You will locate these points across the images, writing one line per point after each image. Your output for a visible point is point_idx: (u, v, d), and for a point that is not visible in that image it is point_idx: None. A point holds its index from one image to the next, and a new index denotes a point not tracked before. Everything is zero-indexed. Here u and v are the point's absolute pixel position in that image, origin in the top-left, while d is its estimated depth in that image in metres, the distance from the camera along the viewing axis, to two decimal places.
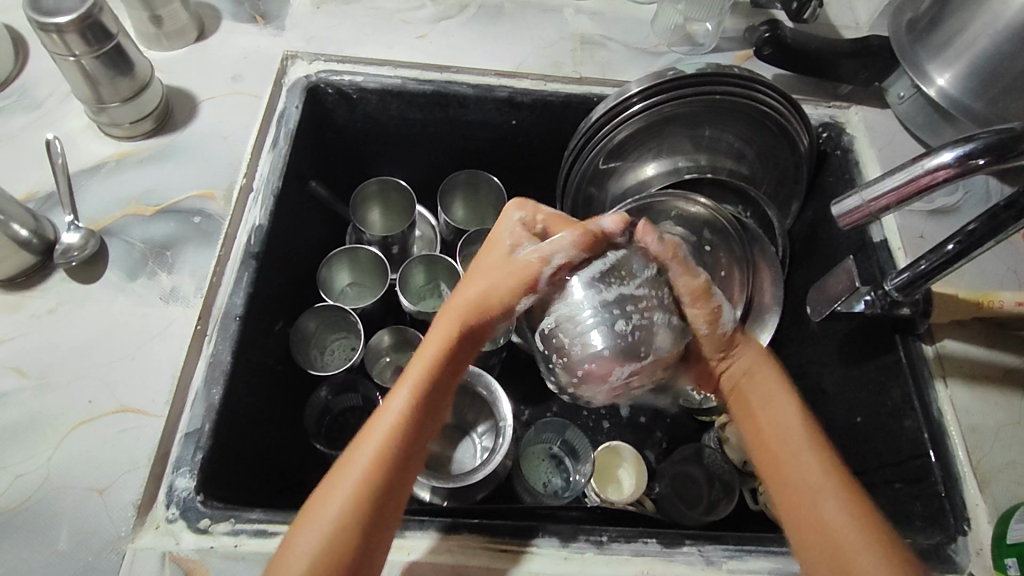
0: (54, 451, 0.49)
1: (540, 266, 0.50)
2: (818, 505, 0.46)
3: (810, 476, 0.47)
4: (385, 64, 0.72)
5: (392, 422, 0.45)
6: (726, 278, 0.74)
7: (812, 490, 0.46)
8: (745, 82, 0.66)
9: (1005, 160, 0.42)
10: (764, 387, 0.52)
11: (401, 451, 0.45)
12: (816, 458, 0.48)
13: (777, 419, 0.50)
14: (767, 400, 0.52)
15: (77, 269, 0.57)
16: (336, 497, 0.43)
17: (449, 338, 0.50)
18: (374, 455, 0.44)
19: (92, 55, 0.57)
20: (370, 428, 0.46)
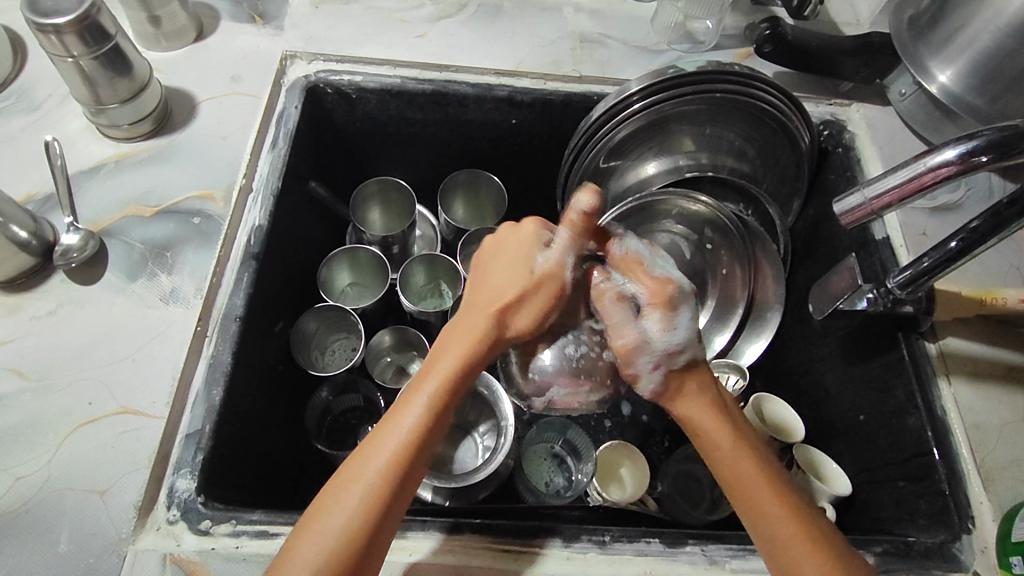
0: (53, 453, 0.49)
1: (559, 270, 0.47)
2: (791, 561, 0.42)
3: (779, 529, 0.42)
4: (384, 64, 0.72)
5: (403, 436, 0.41)
6: (726, 277, 0.77)
7: (780, 547, 0.42)
8: (746, 79, 0.66)
9: (1008, 156, 0.42)
10: (715, 434, 0.45)
11: (408, 470, 0.41)
12: (781, 508, 0.43)
13: (737, 467, 0.44)
14: (715, 443, 0.45)
15: (76, 271, 0.57)
16: (339, 506, 0.40)
17: (468, 344, 0.45)
18: (379, 473, 0.40)
19: (91, 56, 0.57)
20: (376, 440, 0.42)
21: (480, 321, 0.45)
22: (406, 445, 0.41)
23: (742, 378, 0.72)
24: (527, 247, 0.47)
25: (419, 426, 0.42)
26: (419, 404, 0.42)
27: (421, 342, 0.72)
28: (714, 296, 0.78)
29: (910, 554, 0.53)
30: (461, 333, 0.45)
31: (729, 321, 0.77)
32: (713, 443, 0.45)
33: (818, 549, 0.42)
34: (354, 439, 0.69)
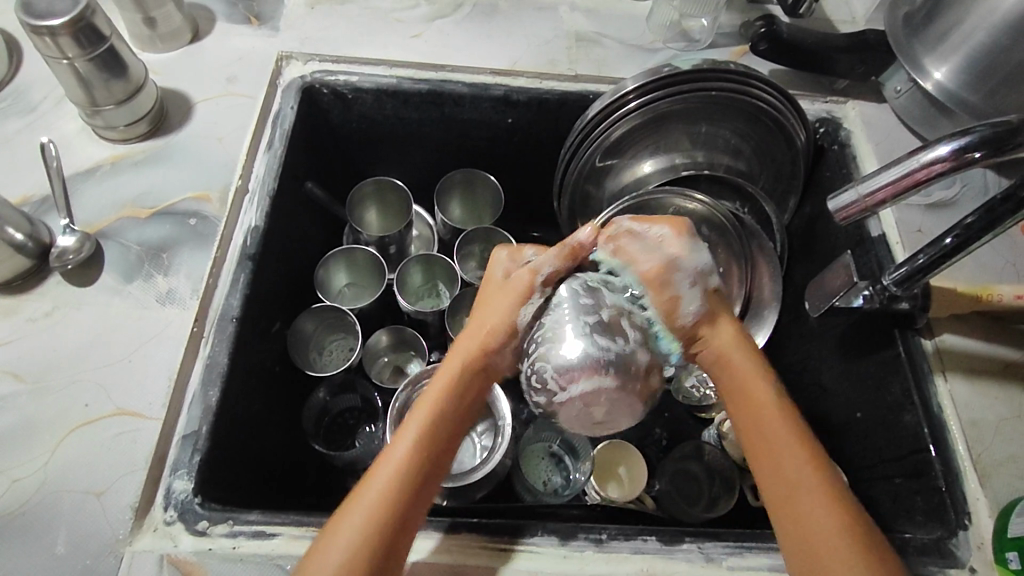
0: (50, 455, 0.49)
1: (531, 280, 0.50)
2: (798, 504, 0.43)
3: (788, 470, 0.44)
4: (379, 64, 0.72)
5: (400, 461, 0.44)
6: (724, 275, 0.74)
7: (790, 492, 0.43)
8: (740, 79, 0.66)
9: (1001, 152, 0.42)
10: (743, 366, 0.49)
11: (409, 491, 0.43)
12: (799, 453, 0.44)
13: (767, 409, 0.46)
14: (741, 378, 0.48)
15: (73, 272, 0.57)
16: (349, 528, 0.41)
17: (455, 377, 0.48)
18: (386, 494, 0.42)
19: (86, 58, 0.57)
20: (378, 464, 0.44)
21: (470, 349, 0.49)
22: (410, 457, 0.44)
23: None
24: (498, 277, 0.52)
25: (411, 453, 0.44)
26: (409, 434, 0.45)
27: (418, 342, 0.72)
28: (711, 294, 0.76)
29: (907, 551, 0.53)
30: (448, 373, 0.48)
31: (727, 318, 0.75)
32: (737, 378, 0.48)
33: (825, 492, 0.43)
34: (352, 439, 0.69)
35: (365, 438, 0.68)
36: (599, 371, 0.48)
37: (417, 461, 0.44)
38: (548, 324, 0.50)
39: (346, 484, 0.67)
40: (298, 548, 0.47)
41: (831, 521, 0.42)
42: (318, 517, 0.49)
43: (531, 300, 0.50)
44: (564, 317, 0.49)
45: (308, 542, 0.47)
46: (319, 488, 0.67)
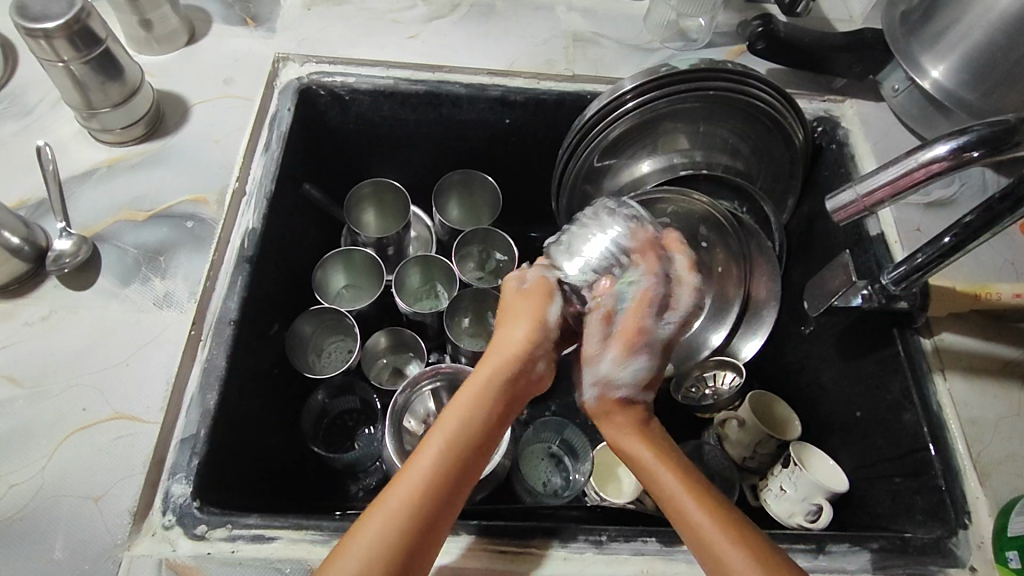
0: (48, 460, 0.49)
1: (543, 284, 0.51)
2: (720, 553, 0.43)
3: (693, 517, 0.45)
4: (376, 65, 0.72)
5: (431, 465, 0.43)
6: (722, 275, 0.77)
7: (707, 537, 0.44)
8: (738, 77, 0.66)
9: (1000, 152, 0.42)
10: (628, 438, 0.51)
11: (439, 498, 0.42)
12: (695, 500, 0.46)
13: (642, 456, 0.49)
14: (627, 444, 0.51)
15: (69, 276, 0.57)
16: (368, 533, 0.40)
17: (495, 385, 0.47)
18: (411, 499, 0.41)
19: (81, 60, 0.57)
20: (407, 469, 0.43)
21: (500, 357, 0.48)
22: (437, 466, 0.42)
23: (739, 375, 0.74)
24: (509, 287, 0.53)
25: (443, 458, 0.43)
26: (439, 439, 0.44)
27: (416, 343, 0.73)
28: (710, 295, 0.77)
29: (907, 551, 0.52)
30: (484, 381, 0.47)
31: (724, 319, 0.76)
32: (626, 446, 0.50)
33: (732, 532, 0.44)
34: (352, 441, 0.69)
35: (365, 441, 0.68)
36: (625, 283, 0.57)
37: (444, 469, 0.43)
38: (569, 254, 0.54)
39: (345, 486, 0.67)
40: (297, 552, 0.47)
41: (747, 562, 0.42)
42: (317, 520, 0.49)
43: (552, 299, 0.51)
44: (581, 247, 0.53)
45: (307, 545, 0.47)
46: (318, 491, 0.67)
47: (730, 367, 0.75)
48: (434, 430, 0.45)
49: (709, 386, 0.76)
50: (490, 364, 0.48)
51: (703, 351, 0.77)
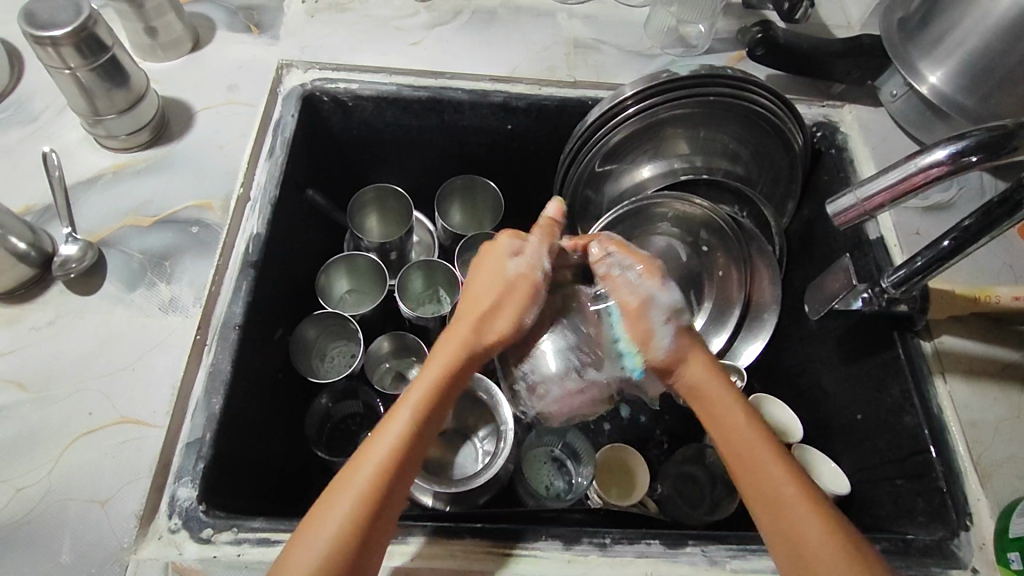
0: (54, 464, 0.49)
1: (530, 274, 0.53)
2: (787, 514, 0.44)
3: (771, 477, 0.46)
4: (379, 72, 0.73)
5: (410, 426, 0.46)
6: (723, 278, 0.78)
7: (778, 497, 0.45)
8: (738, 84, 0.66)
9: (997, 156, 0.42)
10: (716, 394, 0.51)
11: (413, 454, 0.45)
12: (775, 461, 0.47)
13: (729, 421, 0.50)
14: (718, 403, 0.51)
15: (75, 281, 0.57)
16: (338, 509, 0.42)
17: (465, 347, 0.51)
18: (390, 459, 0.44)
19: (87, 68, 0.57)
20: (379, 436, 0.45)
21: (464, 334, 0.51)
22: (403, 438, 0.45)
23: (741, 378, 0.73)
24: (496, 266, 0.54)
25: (412, 425, 0.46)
26: (407, 413, 0.46)
27: (419, 347, 0.73)
28: (711, 298, 0.79)
29: (909, 552, 0.53)
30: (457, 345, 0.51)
31: (725, 322, 0.78)
32: (713, 404, 0.51)
33: (808, 497, 0.45)
34: (354, 446, 0.69)
35: None
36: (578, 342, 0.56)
37: (411, 442, 0.45)
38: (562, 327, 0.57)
39: None
40: None
41: (819, 526, 0.43)
42: None
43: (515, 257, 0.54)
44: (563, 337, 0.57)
45: None
46: (320, 496, 0.66)
47: (731, 370, 0.74)
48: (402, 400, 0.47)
49: None
50: (454, 341, 0.51)
51: None
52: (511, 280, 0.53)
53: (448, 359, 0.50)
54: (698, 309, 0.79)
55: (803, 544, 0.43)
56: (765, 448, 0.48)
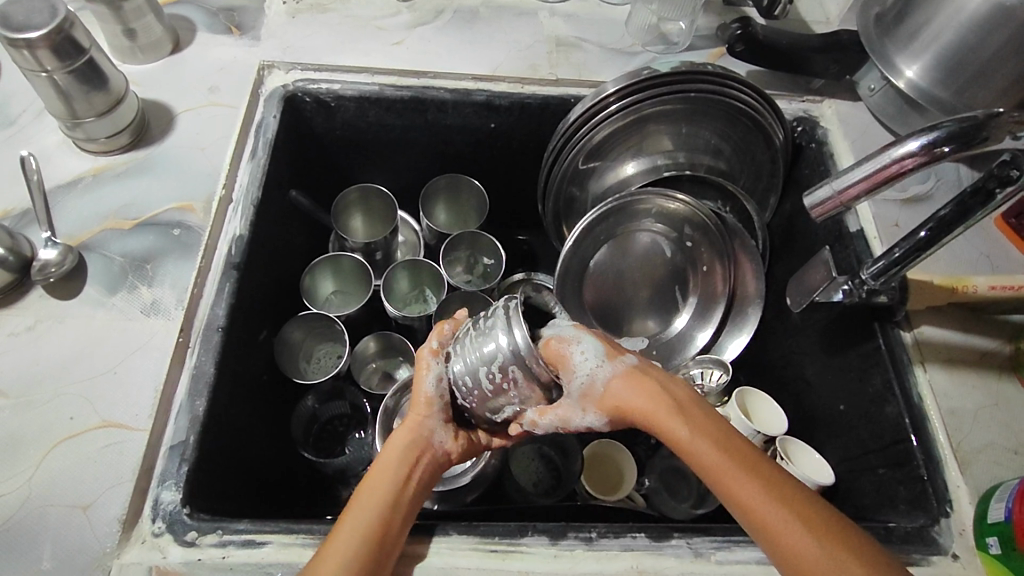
0: (35, 470, 0.49)
1: (426, 363, 0.52)
2: (782, 536, 0.42)
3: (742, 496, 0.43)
4: (361, 71, 0.73)
5: (355, 545, 0.43)
6: (707, 274, 0.79)
7: (764, 517, 0.42)
8: (721, 81, 0.67)
9: (968, 147, 0.43)
10: (667, 421, 0.46)
11: (363, 574, 0.43)
12: (743, 473, 0.44)
13: (682, 439, 0.46)
14: (666, 426, 0.46)
15: (55, 285, 0.57)
16: None
17: (399, 454, 0.49)
18: (344, 568, 0.42)
19: (65, 70, 0.57)
20: (323, 557, 0.43)
21: (396, 455, 0.49)
22: (354, 555, 0.43)
23: (726, 372, 0.75)
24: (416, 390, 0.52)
25: (359, 541, 0.44)
26: (352, 531, 0.44)
27: (406, 346, 0.73)
28: (696, 294, 0.80)
29: (891, 540, 0.53)
30: (387, 456, 0.49)
31: (711, 317, 0.79)
32: (663, 429, 0.46)
33: (792, 510, 0.42)
34: (342, 446, 0.69)
35: (355, 445, 0.68)
36: (465, 394, 0.50)
37: (361, 557, 0.43)
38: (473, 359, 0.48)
39: (336, 492, 0.67)
40: (287, 556, 0.47)
41: (813, 541, 0.41)
42: (306, 525, 0.49)
43: (433, 371, 0.51)
44: (468, 358, 0.48)
45: (297, 549, 0.47)
46: (308, 497, 0.66)
47: (715, 364, 0.75)
48: (343, 523, 0.45)
49: (696, 384, 0.75)
50: (390, 459, 0.49)
51: (688, 351, 0.79)
52: (429, 399, 0.51)
53: (383, 479, 0.48)
54: (684, 303, 0.80)
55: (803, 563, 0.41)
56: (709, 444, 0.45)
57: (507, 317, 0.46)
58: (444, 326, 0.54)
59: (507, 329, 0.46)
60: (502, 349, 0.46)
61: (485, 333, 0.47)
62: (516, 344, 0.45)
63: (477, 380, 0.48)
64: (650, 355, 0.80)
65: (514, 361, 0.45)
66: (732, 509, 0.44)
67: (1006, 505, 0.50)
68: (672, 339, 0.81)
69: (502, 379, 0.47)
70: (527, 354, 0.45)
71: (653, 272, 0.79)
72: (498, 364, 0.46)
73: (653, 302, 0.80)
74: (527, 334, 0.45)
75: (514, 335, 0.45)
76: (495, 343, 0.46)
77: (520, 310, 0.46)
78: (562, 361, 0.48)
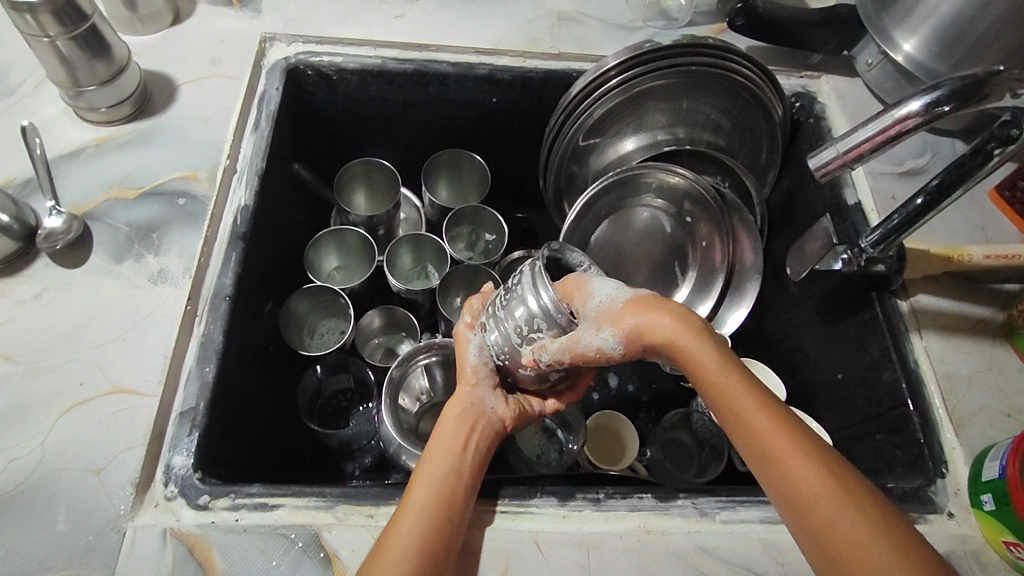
0: (45, 436, 0.49)
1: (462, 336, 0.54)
2: (789, 471, 0.41)
3: (759, 432, 0.42)
4: (363, 44, 0.72)
5: (430, 500, 0.45)
6: (706, 248, 0.79)
7: (779, 454, 0.41)
8: (720, 53, 0.67)
9: (968, 104, 0.44)
10: (689, 346, 0.44)
11: (440, 525, 0.44)
12: (755, 402, 0.43)
13: (699, 364, 0.44)
14: (687, 350, 0.44)
15: (60, 254, 0.56)
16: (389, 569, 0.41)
17: (456, 420, 0.51)
18: (421, 519, 0.44)
19: (67, 36, 0.56)
20: (400, 515, 0.44)
21: (453, 421, 0.51)
22: (431, 509, 0.44)
23: None
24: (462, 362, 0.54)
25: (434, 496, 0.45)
26: (426, 489, 0.45)
27: (409, 321, 0.74)
28: (696, 267, 0.81)
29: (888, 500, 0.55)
30: (445, 424, 0.51)
31: (711, 289, 0.79)
32: (683, 353, 0.44)
33: (798, 445, 0.41)
34: (346, 420, 0.70)
35: (361, 419, 0.69)
36: (502, 356, 0.51)
37: (437, 511, 0.44)
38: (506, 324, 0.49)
39: (342, 465, 0.67)
40: (300, 518, 0.48)
41: (816, 475, 0.40)
42: (318, 488, 0.50)
43: (472, 342, 0.53)
44: (501, 325, 0.50)
45: (310, 512, 0.48)
46: (315, 469, 0.67)
47: None
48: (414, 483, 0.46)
49: None
50: (451, 424, 0.50)
51: None
52: (474, 369, 0.53)
53: (446, 441, 0.49)
54: (683, 278, 0.81)
55: (804, 496, 0.40)
56: (728, 372, 0.44)
57: (530, 281, 0.46)
58: (474, 300, 0.56)
59: (533, 290, 0.46)
60: (530, 312, 0.46)
61: (513, 297, 0.48)
62: (543, 304, 0.45)
63: (512, 340, 0.49)
64: None
65: (542, 321, 0.46)
66: (744, 442, 0.43)
67: (1000, 462, 0.51)
68: None
69: (534, 341, 0.48)
70: (556, 312, 0.45)
71: (653, 248, 0.80)
72: (528, 324, 0.47)
73: (651, 278, 0.80)
74: (552, 295, 0.45)
75: (539, 296, 0.46)
76: (524, 305, 0.47)
77: (542, 268, 0.46)
78: (577, 289, 0.49)
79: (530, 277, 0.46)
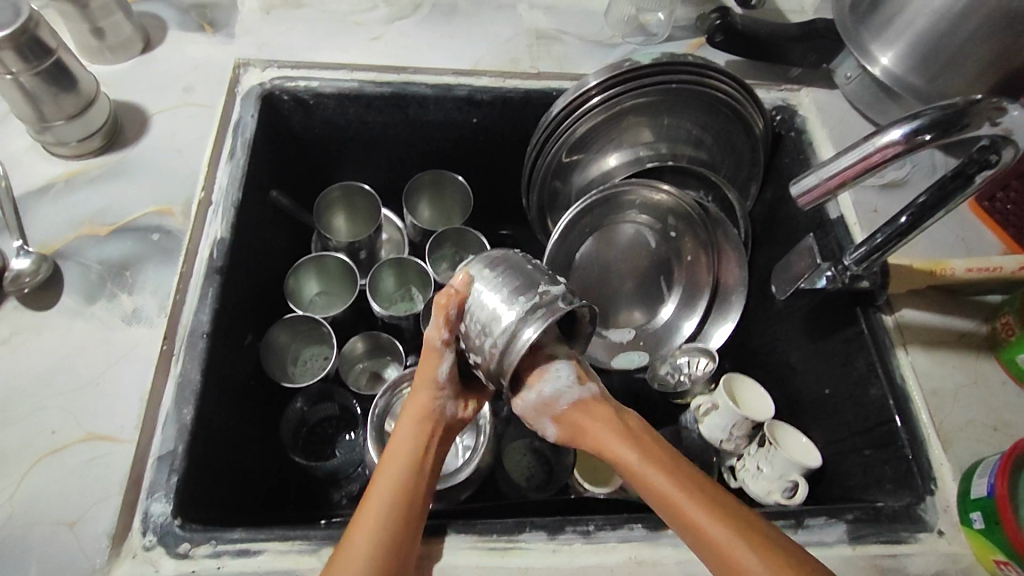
0: (17, 488, 0.47)
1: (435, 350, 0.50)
2: (725, 549, 0.42)
3: (696, 515, 0.43)
4: (339, 68, 0.71)
5: (383, 511, 0.45)
6: (691, 263, 0.80)
7: (712, 536, 0.42)
8: (700, 70, 0.67)
9: (949, 133, 0.44)
10: (607, 434, 0.48)
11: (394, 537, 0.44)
12: (681, 489, 0.44)
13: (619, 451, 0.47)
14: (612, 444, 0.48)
15: (30, 296, 0.55)
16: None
17: (415, 426, 0.50)
18: (376, 530, 0.44)
19: (31, 72, 0.54)
20: (356, 526, 0.44)
21: (412, 429, 0.49)
22: (384, 520, 0.44)
23: (711, 359, 0.75)
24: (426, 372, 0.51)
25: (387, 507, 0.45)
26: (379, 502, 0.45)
27: (394, 347, 0.72)
28: (681, 282, 0.81)
29: (880, 519, 0.55)
30: (403, 434, 0.49)
31: (696, 305, 0.80)
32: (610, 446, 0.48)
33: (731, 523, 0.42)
34: (331, 449, 0.69)
35: (345, 449, 0.67)
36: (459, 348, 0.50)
37: (390, 522, 0.44)
38: (481, 323, 0.48)
39: (328, 495, 0.66)
40: (284, 564, 0.46)
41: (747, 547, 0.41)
42: (303, 530, 0.49)
43: (444, 359, 0.50)
44: (478, 318, 0.48)
45: (294, 555, 0.47)
46: (300, 501, 0.66)
47: (701, 351, 0.76)
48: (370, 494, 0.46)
49: (683, 372, 0.76)
50: (406, 430, 0.49)
51: (675, 340, 0.80)
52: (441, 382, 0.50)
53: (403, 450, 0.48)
54: (669, 293, 0.81)
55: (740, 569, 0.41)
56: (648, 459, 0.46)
57: (529, 311, 0.47)
58: (452, 311, 0.49)
59: (519, 320, 0.46)
60: (503, 332, 0.47)
61: (506, 306, 0.47)
62: (513, 336, 0.46)
63: (473, 343, 0.49)
64: (637, 346, 0.81)
65: (510, 347, 0.47)
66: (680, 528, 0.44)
67: (989, 481, 0.51)
68: (658, 329, 0.81)
69: (487, 356, 0.48)
70: (515, 352, 0.46)
71: (638, 264, 0.80)
72: (496, 339, 0.47)
73: (637, 294, 0.81)
74: (533, 337, 0.46)
75: (525, 332, 0.46)
76: (503, 323, 0.47)
77: (549, 314, 0.46)
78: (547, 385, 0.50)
79: (532, 307, 0.47)
